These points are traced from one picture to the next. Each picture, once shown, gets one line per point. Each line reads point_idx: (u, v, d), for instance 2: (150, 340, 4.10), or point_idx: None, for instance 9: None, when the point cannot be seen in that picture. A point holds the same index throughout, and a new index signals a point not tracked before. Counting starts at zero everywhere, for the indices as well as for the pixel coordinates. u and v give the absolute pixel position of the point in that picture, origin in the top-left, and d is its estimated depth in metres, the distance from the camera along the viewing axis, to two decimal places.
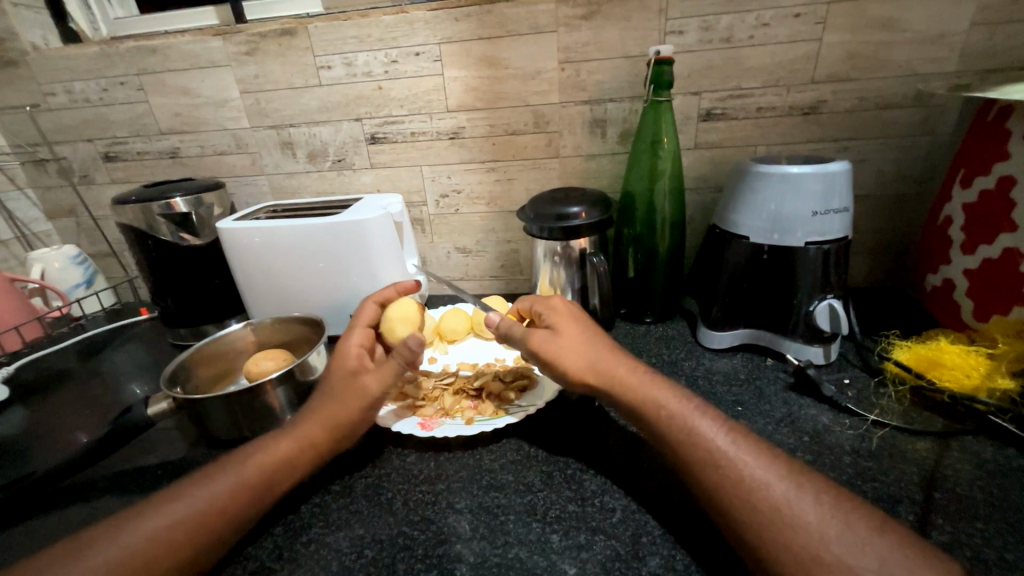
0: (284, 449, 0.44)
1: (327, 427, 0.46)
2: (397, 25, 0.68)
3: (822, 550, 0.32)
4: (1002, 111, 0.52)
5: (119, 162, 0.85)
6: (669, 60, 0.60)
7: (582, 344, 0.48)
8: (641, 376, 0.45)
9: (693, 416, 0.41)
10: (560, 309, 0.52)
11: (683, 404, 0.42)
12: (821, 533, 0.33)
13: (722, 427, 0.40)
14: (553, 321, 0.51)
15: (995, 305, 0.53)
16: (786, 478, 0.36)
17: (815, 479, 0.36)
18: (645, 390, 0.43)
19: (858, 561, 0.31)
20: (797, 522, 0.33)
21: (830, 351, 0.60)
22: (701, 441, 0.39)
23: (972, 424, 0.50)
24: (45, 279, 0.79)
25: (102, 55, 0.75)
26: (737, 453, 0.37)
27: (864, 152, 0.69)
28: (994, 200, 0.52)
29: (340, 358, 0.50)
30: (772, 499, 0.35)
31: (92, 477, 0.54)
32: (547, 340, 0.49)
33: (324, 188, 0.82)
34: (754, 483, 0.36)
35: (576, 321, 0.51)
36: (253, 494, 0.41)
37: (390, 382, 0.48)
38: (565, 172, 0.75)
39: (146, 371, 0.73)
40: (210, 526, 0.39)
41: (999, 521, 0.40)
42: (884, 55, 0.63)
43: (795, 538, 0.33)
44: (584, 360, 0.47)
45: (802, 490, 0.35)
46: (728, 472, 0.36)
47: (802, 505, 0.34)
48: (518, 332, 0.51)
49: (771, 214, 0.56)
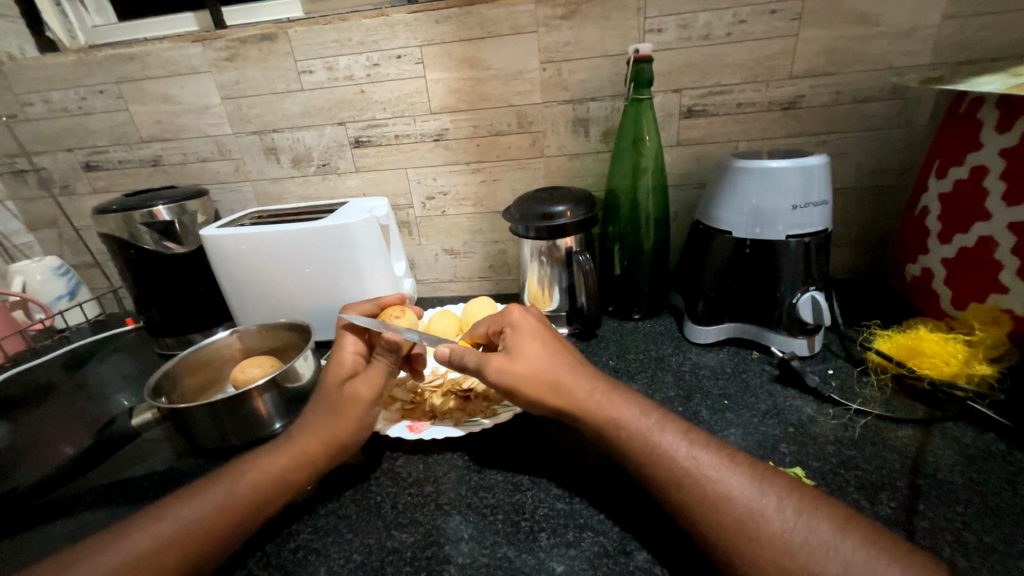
0: (276, 463, 0.44)
1: (317, 440, 0.46)
2: (377, 29, 0.68)
3: (785, 561, 0.33)
4: (974, 102, 0.54)
5: (100, 172, 0.84)
6: (648, 58, 0.60)
7: (538, 365, 0.46)
8: (603, 398, 0.44)
9: (653, 432, 0.41)
10: (518, 326, 0.49)
11: (644, 421, 0.42)
12: (784, 542, 0.33)
13: (683, 440, 0.40)
14: (510, 342, 0.48)
15: (971, 292, 0.54)
16: (751, 487, 0.36)
17: (779, 483, 0.37)
18: (609, 409, 0.43)
19: (822, 566, 0.32)
20: (761, 533, 0.34)
21: (814, 343, 0.60)
22: (665, 458, 0.39)
23: (953, 410, 0.51)
24: (26, 292, 0.78)
25: (79, 63, 0.75)
26: (698, 467, 0.38)
27: (843, 146, 0.70)
28: (969, 190, 0.53)
29: (335, 367, 0.50)
30: (736, 512, 0.35)
31: (77, 491, 0.53)
32: (505, 366, 0.46)
33: (309, 193, 0.81)
34: (717, 497, 0.36)
35: (534, 339, 0.48)
36: (242, 512, 0.41)
37: (378, 387, 0.49)
38: (550, 171, 0.76)
39: (132, 382, 0.73)
40: (190, 544, 0.38)
41: (978, 505, 0.41)
42: (860, 49, 0.63)
43: (760, 552, 0.33)
44: (543, 382, 0.45)
45: (766, 498, 0.36)
46: (693, 489, 0.37)
47: (767, 516, 0.35)
48: (472, 361, 0.47)
49: (752, 208, 0.57)
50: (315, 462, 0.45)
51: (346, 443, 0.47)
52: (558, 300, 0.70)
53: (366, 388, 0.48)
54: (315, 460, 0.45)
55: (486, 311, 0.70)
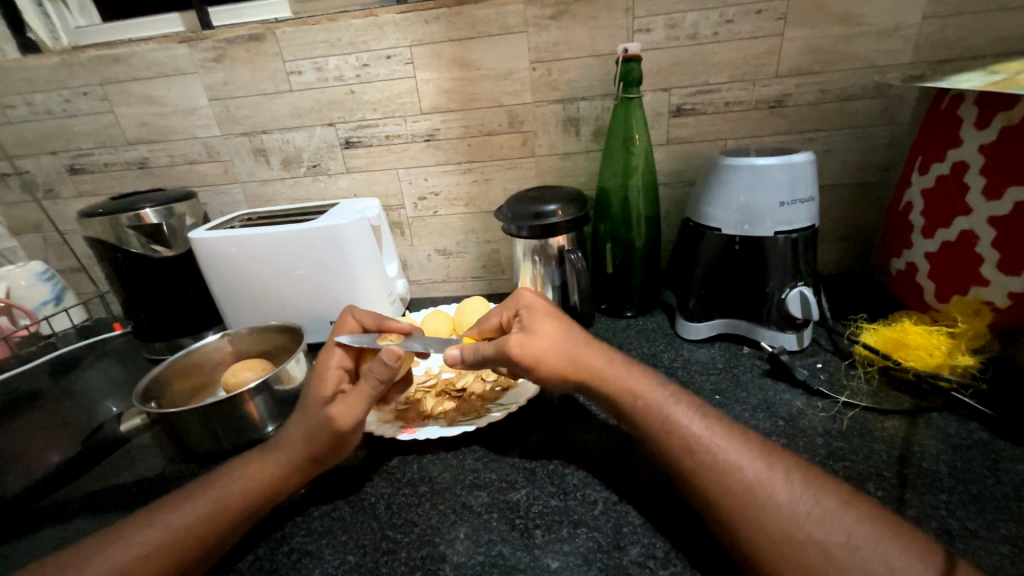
0: (266, 473, 0.43)
1: (302, 451, 0.45)
2: (366, 29, 0.68)
3: (792, 528, 0.33)
4: (954, 99, 0.55)
5: (85, 175, 0.82)
6: (637, 58, 0.61)
7: (555, 343, 0.46)
8: (621, 369, 0.45)
9: (667, 404, 0.42)
10: (532, 307, 0.49)
11: (659, 392, 0.43)
12: (791, 510, 0.34)
13: (696, 414, 0.41)
14: (526, 321, 0.47)
15: (954, 285, 0.55)
16: (757, 461, 0.37)
17: (783, 457, 0.38)
18: (625, 382, 0.44)
19: (826, 536, 0.32)
20: (768, 501, 0.34)
21: (803, 338, 0.61)
22: (677, 429, 0.40)
23: (939, 400, 0.52)
24: (10, 297, 0.76)
25: (62, 65, 0.73)
26: (710, 438, 0.39)
27: (829, 143, 0.71)
28: (950, 185, 0.54)
29: (319, 378, 0.48)
30: (745, 481, 0.36)
31: (64, 499, 0.53)
32: (525, 342, 0.44)
33: (300, 195, 0.81)
34: (728, 467, 0.37)
35: (548, 319, 0.48)
36: (232, 520, 0.41)
37: (359, 412, 0.46)
38: (541, 170, 0.76)
39: (121, 388, 0.72)
40: (182, 550, 0.38)
41: (962, 492, 0.42)
42: (844, 48, 0.65)
43: (768, 519, 0.34)
44: (563, 357, 0.45)
45: (773, 471, 0.36)
46: (705, 458, 0.37)
47: (774, 485, 0.35)
48: (489, 345, 0.45)
49: (741, 205, 0.58)
50: (303, 474, 0.45)
51: (330, 458, 0.46)
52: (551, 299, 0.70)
53: (349, 415, 0.45)
54: (302, 470, 0.44)
55: (478, 311, 0.70)
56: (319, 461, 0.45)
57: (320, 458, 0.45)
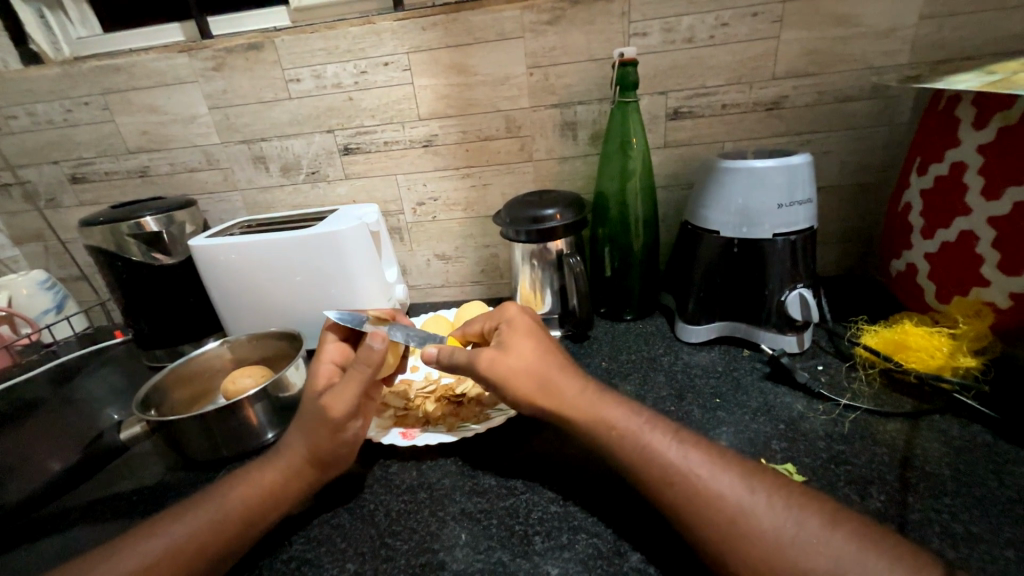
0: (267, 481, 0.43)
1: (303, 454, 0.45)
2: (364, 37, 0.68)
3: (777, 556, 0.33)
4: (951, 100, 0.55)
5: (87, 184, 0.83)
6: (633, 62, 0.61)
7: (527, 361, 0.46)
8: (591, 398, 0.45)
9: (643, 431, 0.41)
10: (514, 322, 0.50)
11: (633, 420, 0.42)
12: (776, 538, 0.33)
13: (673, 441, 0.40)
14: (503, 338, 0.48)
15: (955, 286, 0.55)
16: (740, 485, 0.37)
17: (766, 481, 0.37)
18: (597, 411, 0.43)
19: (813, 563, 0.32)
20: (751, 530, 0.34)
21: (803, 340, 0.61)
22: (655, 457, 0.39)
23: (940, 402, 0.52)
24: (13, 306, 0.76)
25: (64, 75, 0.74)
26: (689, 465, 0.38)
27: (827, 145, 0.71)
28: (949, 185, 0.54)
29: (314, 377, 0.48)
30: (727, 510, 0.35)
31: (64, 508, 0.52)
32: (496, 360, 0.46)
33: (299, 201, 0.81)
34: (708, 495, 0.36)
35: (527, 337, 0.48)
36: (234, 529, 0.40)
37: (350, 404, 0.45)
38: (539, 174, 0.76)
39: (121, 395, 0.72)
40: (185, 562, 0.38)
41: (966, 495, 0.41)
42: (840, 50, 0.65)
43: (751, 549, 0.33)
44: (532, 377, 0.46)
45: (755, 497, 0.36)
46: (682, 486, 0.37)
47: (757, 513, 0.35)
48: (461, 357, 0.47)
49: (739, 208, 0.57)
50: (303, 477, 0.44)
51: (332, 460, 0.46)
52: (550, 303, 0.70)
53: (342, 404, 0.45)
54: (303, 474, 0.44)
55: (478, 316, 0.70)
56: (320, 462, 0.45)
57: (321, 458, 0.45)
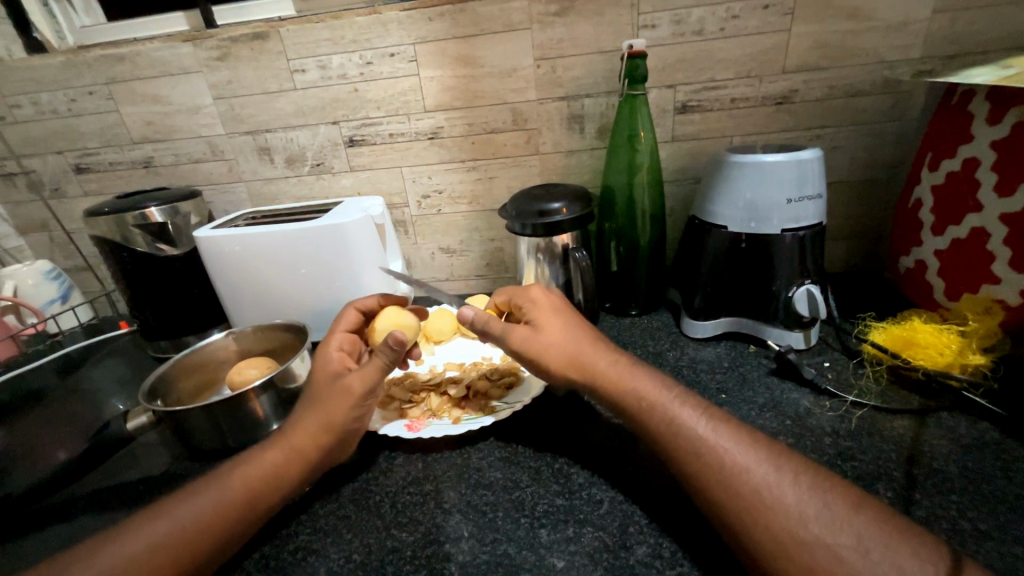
0: (271, 459, 0.44)
1: (312, 431, 0.45)
2: (370, 27, 0.67)
3: (802, 532, 0.32)
4: (965, 94, 0.54)
5: (91, 174, 0.83)
6: (642, 54, 0.60)
7: (559, 337, 0.48)
8: (621, 368, 0.45)
9: (671, 406, 0.41)
10: (539, 301, 0.51)
11: (661, 395, 0.42)
12: (800, 514, 0.33)
13: (701, 416, 0.40)
14: (532, 317, 0.50)
15: (964, 282, 0.54)
16: (764, 463, 0.36)
17: (793, 461, 0.37)
18: (626, 381, 0.44)
19: (836, 540, 0.32)
20: (775, 504, 0.34)
21: (810, 336, 0.61)
22: (682, 431, 0.39)
23: (948, 399, 0.51)
24: (18, 296, 0.77)
25: (67, 64, 0.74)
26: (716, 440, 0.38)
27: (836, 140, 0.70)
28: (961, 181, 0.54)
29: (323, 362, 0.50)
30: (753, 484, 0.35)
31: (71, 497, 0.53)
32: (529, 337, 0.48)
33: (304, 194, 0.81)
34: (733, 469, 0.36)
35: (554, 315, 0.50)
36: (241, 506, 0.41)
37: (372, 384, 0.48)
38: (546, 168, 0.76)
39: (127, 386, 0.72)
40: (192, 542, 0.38)
41: (973, 491, 0.41)
42: (852, 44, 0.64)
43: (776, 522, 0.33)
44: (565, 353, 0.47)
45: (781, 474, 0.35)
46: (709, 459, 0.37)
47: (782, 488, 0.34)
48: (496, 329, 0.50)
49: (747, 202, 0.57)
50: (305, 453, 0.44)
51: (341, 437, 0.46)
52: None
53: (360, 383, 0.47)
54: (314, 451, 0.45)
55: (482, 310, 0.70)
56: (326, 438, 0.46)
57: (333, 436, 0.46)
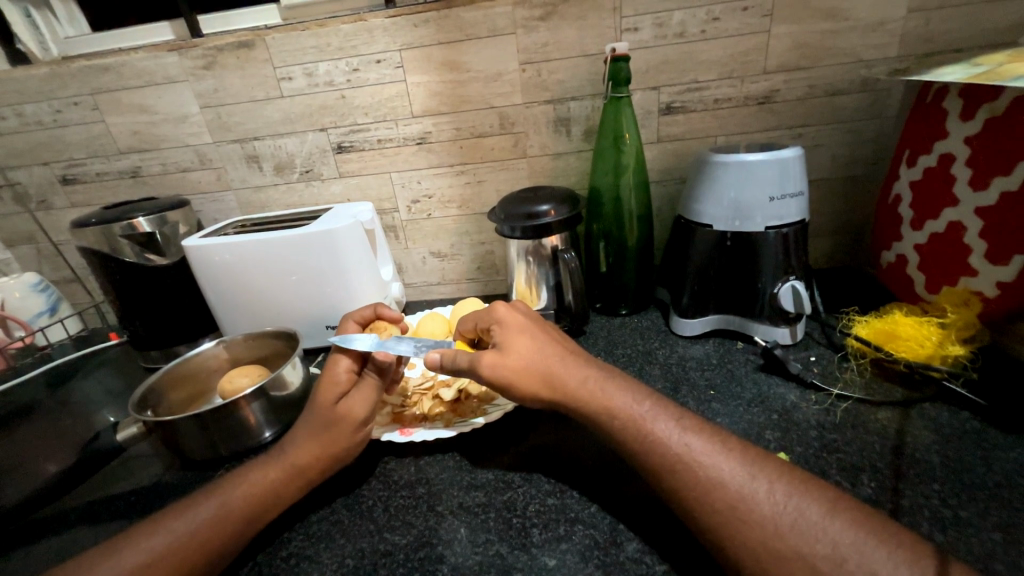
0: (269, 477, 0.44)
1: (313, 451, 0.45)
2: (356, 34, 0.68)
3: (775, 542, 0.33)
4: (939, 92, 0.55)
5: (78, 185, 0.82)
6: (625, 57, 0.61)
7: (529, 361, 0.46)
8: (595, 385, 0.45)
9: (646, 420, 0.41)
10: (505, 322, 0.49)
11: (635, 410, 0.42)
12: (774, 523, 0.34)
13: (676, 428, 0.40)
14: (500, 338, 0.48)
15: (944, 276, 0.56)
16: (739, 472, 0.37)
17: (768, 467, 0.38)
18: (600, 399, 0.44)
19: (811, 548, 0.32)
20: (749, 515, 0.34)
21: (796, 331, 0.62)
22: (659, 445, 0.39)
23: (931, 391, 0.52)
24: (5, 309, 0.76)
25: (52, 75, 0.73)
26: (691, 452, 0.38)
27: (818, 138, 0.71)
28: (937, 176, 0.55)
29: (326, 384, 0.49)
30: (728, 497, 0.35)
31: (61, 511, 0.52)
32: (497, 362, 0.46)
33: (293, 200, 0.81)
34: (709, 482, 0.36)
35: (523, 335, 0.48)
36: (239, 522, 0.41)
37: (370, 410, 0.48)
38: (534, 171, 0.76)
39: (118, 397, 0.72)
40: (189, 558, 0.38)
41: (953, 480, 0.42)
42: (830, 43, 0.65)
43: (750, 534, 0.34)
44: (537, 376, 0.46)
45: (757, 482, 0.36)
46: (685, 475, 0.37)
47: (756, 498, 0.35)
48: (461, 360, 0.47)
49: (731, 201, 0.58)
50: (304, 472, 0.45)
51: (340, 460, 0.47)
52: (546, 299, 0.70)
53: (361, 408, 0.48)
54: (312, 470, 0.45)
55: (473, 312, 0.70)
56: (326, 461, 0.46)
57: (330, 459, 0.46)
